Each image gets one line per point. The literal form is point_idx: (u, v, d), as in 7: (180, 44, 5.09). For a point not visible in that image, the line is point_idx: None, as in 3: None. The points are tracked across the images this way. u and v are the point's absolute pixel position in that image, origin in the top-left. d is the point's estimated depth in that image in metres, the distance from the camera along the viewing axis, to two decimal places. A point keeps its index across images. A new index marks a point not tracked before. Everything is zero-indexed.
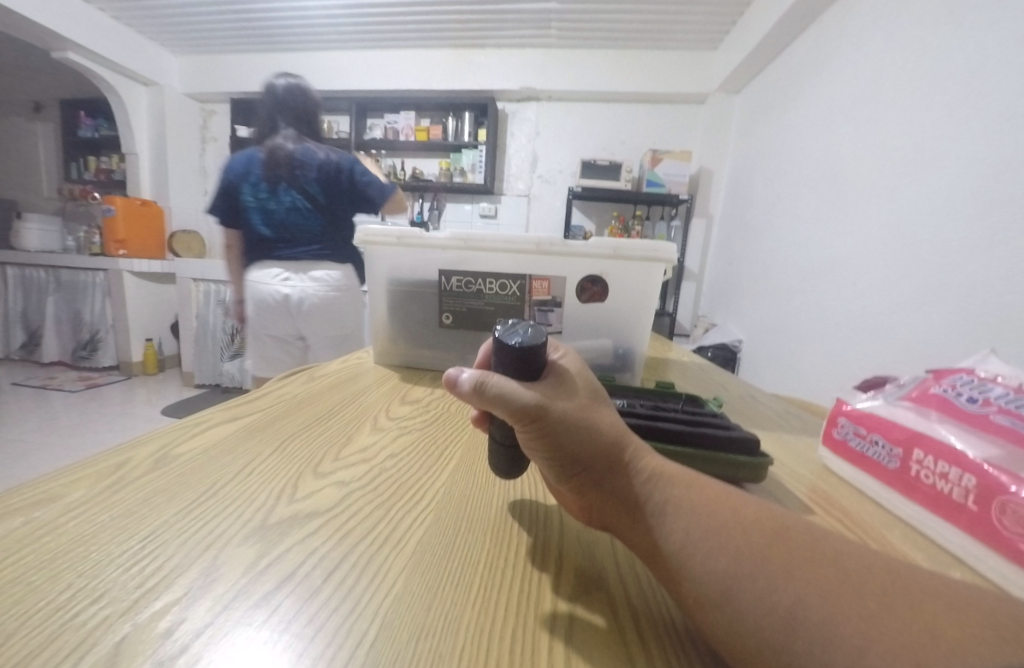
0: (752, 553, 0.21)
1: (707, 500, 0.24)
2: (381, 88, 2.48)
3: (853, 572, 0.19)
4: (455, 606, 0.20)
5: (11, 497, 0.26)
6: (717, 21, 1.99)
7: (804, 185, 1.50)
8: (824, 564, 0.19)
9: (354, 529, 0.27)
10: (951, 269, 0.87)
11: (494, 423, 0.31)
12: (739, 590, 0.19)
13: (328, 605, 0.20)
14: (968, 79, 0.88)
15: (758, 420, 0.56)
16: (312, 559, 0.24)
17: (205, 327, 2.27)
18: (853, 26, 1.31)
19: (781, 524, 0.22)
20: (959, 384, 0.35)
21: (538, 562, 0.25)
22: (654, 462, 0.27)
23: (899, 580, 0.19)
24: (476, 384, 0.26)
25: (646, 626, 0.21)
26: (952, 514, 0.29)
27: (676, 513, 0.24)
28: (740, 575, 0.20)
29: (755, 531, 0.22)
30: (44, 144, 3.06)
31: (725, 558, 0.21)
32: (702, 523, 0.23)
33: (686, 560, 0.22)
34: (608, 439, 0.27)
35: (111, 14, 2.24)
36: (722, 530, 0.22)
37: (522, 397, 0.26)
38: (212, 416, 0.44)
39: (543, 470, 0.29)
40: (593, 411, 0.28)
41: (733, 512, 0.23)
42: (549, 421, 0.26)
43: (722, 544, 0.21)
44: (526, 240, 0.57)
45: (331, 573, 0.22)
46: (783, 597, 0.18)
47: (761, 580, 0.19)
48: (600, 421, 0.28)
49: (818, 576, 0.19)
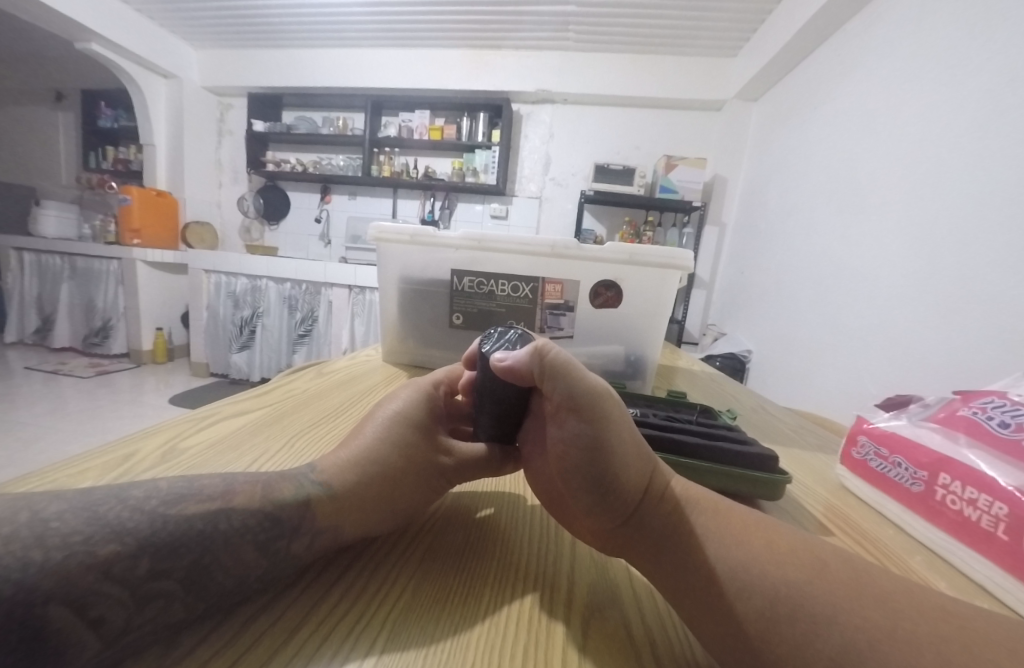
0: (789, 589, 0.21)
1: (736, 532, 0.25)
2: (397, 87, 2.51)
3: (897, 611, 0.19)
4: (466, 620, 0.20)
5: (22, 484, 0.27)
6: (738, 28, 1.97)
7: (821, 197, 1.48)
8: (864, 600, 0.19)
9: (352, 554, 0.25)
10: (973, 285, 0.86)
11: (489, 415, 0.33)
12: (774, 638, 0.19)
13: (338, 625, 0.19)
14: (1002, 91, 0.85)
15: (771, 432, 0.55)
16: (305, 583, 0.22)
17: (215, 318, 2.38)
18: (878, 36, 1.29)
19: (817, 558, 0.22)
20: (990, 407, 0.33)
21: (549, 580, 0.24)
22: (678, 487, 0.28)
23: (943, 619, 0.18)
24: (538, 347, 0.27)
25: (660, 647, 0.20)
26: (981, 543, 0.28)
27: (706, 543, 0.24)
28: (776, 617, 0.20)
29: (789, 564, 0.22)
30: (65, 132, 3.18)
31: (758, 603, 0.21)
32: (731, 560, 0.23)
33: (714, 589, 0.22)
34: (636, 455, 0.27)
35: (134, 6, 2.28)
36: (757, 569, 0.22)
37: (580, 381, 0.27)
38: (220, 409, 0.45)
39: (570, 486, 0.28)
40: (630, 426, 0.29)
41: (763, 544, 0.23)
42: (600, 413, 0.27)
43: (755, 585, 0.21)
44: (541, 242, 0.56)
45: (325, 595, 0.21)
46: (828, 645, 0.18)
47: (801, 626, 0.19)
48: (630, 435, 0.28)
49: (864, 621, 0.19)
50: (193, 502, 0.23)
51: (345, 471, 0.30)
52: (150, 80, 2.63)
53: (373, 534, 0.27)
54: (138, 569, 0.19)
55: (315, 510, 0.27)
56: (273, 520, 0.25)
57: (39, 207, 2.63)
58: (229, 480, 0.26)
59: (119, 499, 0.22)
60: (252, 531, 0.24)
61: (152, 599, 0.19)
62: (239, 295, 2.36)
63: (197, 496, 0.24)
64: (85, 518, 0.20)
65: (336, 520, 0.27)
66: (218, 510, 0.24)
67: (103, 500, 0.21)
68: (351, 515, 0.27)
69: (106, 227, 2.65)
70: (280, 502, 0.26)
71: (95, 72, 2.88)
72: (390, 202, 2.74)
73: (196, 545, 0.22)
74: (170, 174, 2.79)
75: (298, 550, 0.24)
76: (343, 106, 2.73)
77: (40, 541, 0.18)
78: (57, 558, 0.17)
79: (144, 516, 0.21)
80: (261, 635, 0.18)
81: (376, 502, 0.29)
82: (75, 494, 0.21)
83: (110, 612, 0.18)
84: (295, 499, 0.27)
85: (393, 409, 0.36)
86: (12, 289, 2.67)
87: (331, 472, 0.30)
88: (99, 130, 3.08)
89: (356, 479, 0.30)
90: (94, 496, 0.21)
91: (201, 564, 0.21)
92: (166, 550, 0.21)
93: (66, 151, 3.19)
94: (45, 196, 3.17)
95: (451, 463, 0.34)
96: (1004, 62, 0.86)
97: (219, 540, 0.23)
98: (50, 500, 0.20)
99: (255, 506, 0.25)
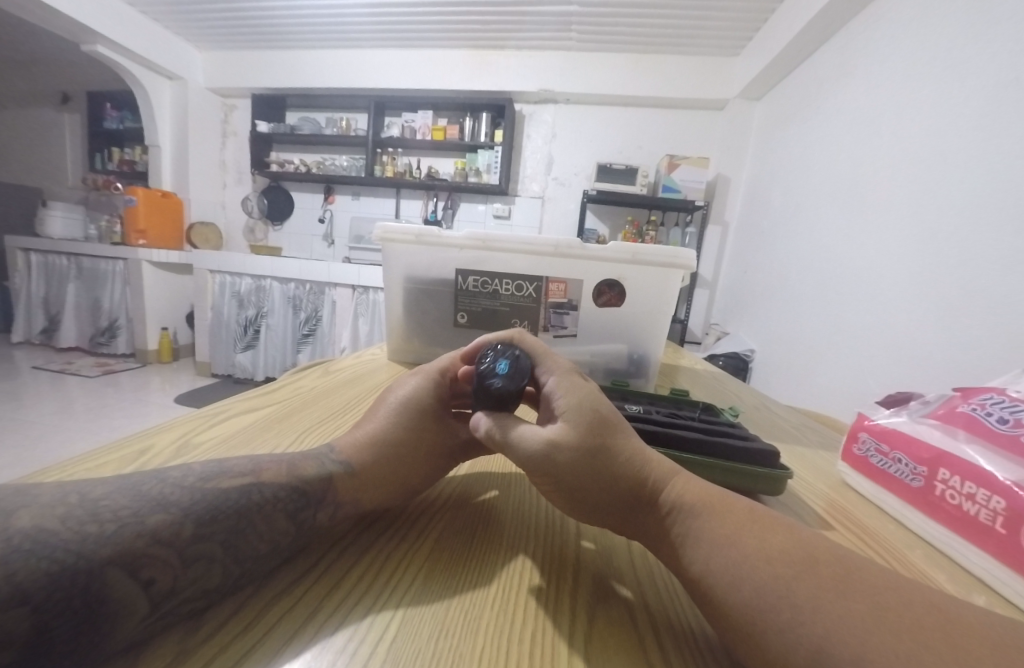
0: (769, 590, 0.20)
1: (735, 528, 0.24)
2: (400, 87, 2.52)
3: (897, 611, 0.18)
4: (476, 605, 0.20)
5: (48, 474, 0.28)
6: (740, 28, 1.97)
7: (824, 195, 1.47)
8: (863, 599, 0.19)
9: (365, 534, 0.26)
10: (974, 281, 0.86)
11: None
12: (771, 618, 0.19)
13: (344, 618, 0.19)
14: (1004, 88, 0.86)
15: (773, 430, 0.56)
16: (313, 564, 0.23)
17: (219, 317, 2.40)
18: (881, 32, 1.29)
19: (813, 554, 0.22)
20: (988, 403, 0.34)
21: (555, 571, 0.24)
22: (680, 490, 0.26)
23: (952, 627, 0.18)
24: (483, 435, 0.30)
25: (665, 634, 0.20)
26: (979, 537, 0.28)
27: (700, 540, 0.24)
28: (769, 606, 0.20)
29: (789, 560, 0.21)
30: (71, 134, 3.23)
31: (757, 585, 0.20)
32: (726, 554, 0.22)
33: (713, 585, 0.22)
34: (616, 490, 0.26)
35: (139, 8, 2.30)
36: (752, 561, 0.22)
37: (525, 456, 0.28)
38: (230, 407, 0.46)
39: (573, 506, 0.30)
40: (615, 452, 0.27)
41: (760, 542, 0.22)
42: (556, 476, 0.27)
43: (743, 576, 0.21)
44: (545, 242, 0.57)
45: (338, 576, 0.22)
46: (811, 635, 0.18)
47: (786, 613, 0.19)
48: (615, 457, 0.27)
49: (865, 619, 0.18)
50: (226, 477, 0.25)
51: (362, 450, 0.31)
52: (154, 81, 2.66)
53: (390, 507, 0.29)
54: (183, 533, 0.21)
55: (336, 484, 0.28)
56: (300, 492, 0.26)
57: (46, 209, 2.67)
58: (256, 460, 0.28)
59: (156, 478, 0.23)
60: (282, 501, 0.25)
61: (196, 561, 0.20)
62: (243, 295, 2.38)
63: (228, 473, 0.25)
64: (132, 496, 0.21)
65: (354, 496, 0.28)
66: (250, 483, 0.25)
67: (144, 480, 0.23)
68: (370, 491, 0.28)
69: (112, 229, 2.69)
70: (306, 477, 0.27)
71: (101, 74, 2.92)
72: (393, 202, 2.76)
73: (231, 517, 0.23)
74: (175, 175, 2.82)
75: (323, 520, 0.25)
76: (346, 107, 2.75)
77: (93, 516, 0.19)
78: (110, 529, 0.19)
79: (185, 491, 0.23)
80: (266, 613, 0.19)
81: (392, 479, 0.30)
82: (113, 479, 0.23)
83: (159, 574, 0.19)
84: (318, 475, 0.28)
85: (404, 396, 0.36)
86: (19, 289, 2.69)
87: (348, 452, 0.31)
88: (104, 132, 3.11)
89: (375, 459, 0.31)
90: (135, 478, 0.23)
91: (238, 530, 0.22)
92: (206, 517, 0.22)
93: (72, 151, 3.23)
94: (52, 197, 3.22)
95: (465, 438, 0.35)
96: (1006, 60, 0.86)
97: (253, 509, 0.24)
98: (91, 484, 0.21)
99: (283, 480, 0.26)
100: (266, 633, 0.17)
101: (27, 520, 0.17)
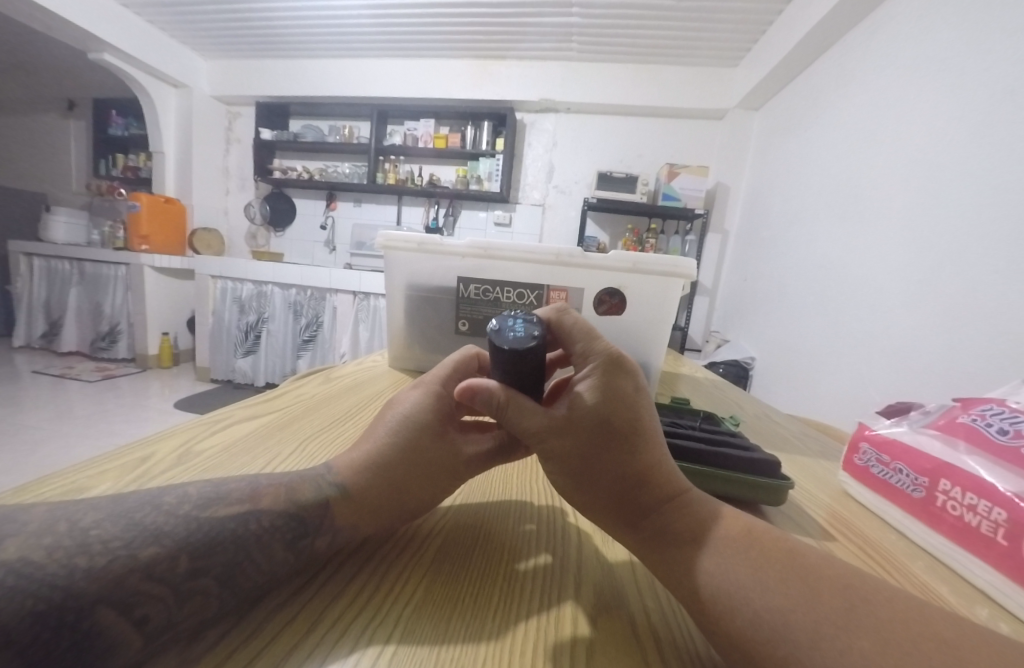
0: (775, 610, 0.20)
1: (734, 544, 0.24)
2: (403, 97, 2.56)
3: (891, 618, 0.19)
4: (476, 620, 0.20)
5: (45, 484, 0.28)
6: (739, 39, 2.00)
7: (823, 204, 1.49)
8: (859, 611, 0.19)
9: (365, 559, 0.26)
10: (972, 292, 0.87)
11: None
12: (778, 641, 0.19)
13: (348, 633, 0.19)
14: (1002, 100, 0.87)
15: (773, 439, 0.56)
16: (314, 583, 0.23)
17: (219, 323, 2.41)
18: (879, 45, 1.31)
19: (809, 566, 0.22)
20: (988, 414, 0.34)
21: (557, 588, 0.24)
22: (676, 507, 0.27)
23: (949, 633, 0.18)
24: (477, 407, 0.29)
25: (667, 649, 0.20)
26: (981, 549, 0.28)
27: (700, 554, 0.24)
28: (772, 635, 0.20)
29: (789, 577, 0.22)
30: (76, 140, 3.27)
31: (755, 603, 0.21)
32: (726, 568, 0.23)
33: (715, 601, 0.22)
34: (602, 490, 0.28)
35: (147, 17, 2.34)
36: (751, 579, 0.22)
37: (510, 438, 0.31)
38: (230, 414, 0.45)
39: None
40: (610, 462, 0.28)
41: (755, 558, 0.23)
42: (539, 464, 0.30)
43: (746, 592, 0.21)
44: (547, 250, 0.58)
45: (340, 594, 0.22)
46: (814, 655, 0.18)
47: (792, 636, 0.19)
48: (607, 467, 0.28)
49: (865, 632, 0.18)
50: (222, 505, 0.25)
51: (359, 471, 0.31)
52: (160, 89, 2.69)
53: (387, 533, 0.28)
54: (177, 569, 0.21)
55: (333, 509, 0.28)
56: (297, 519, 0.26)
57: (49, 214, 2.69)
58: (255, 483, 0.28)
59: (150, 506, 0.24)
60: (279, 530, 0.25)
61: (192, 596, 0.20)
62: (244, 300, 2.38)
63: (225, 499, 0.26)
64: (123, 525, 0.22)
65: (352, 521, 0.27)
66: (246, 512, 0.25)
67: (137, 507, 0.23)
68: (366, 515, 0.28)
69: (115, 234, 2.71)
70: (303, 502, 0.27)
71: (107, 82, 2.96)
72: (394, 209, 2.78)
73: (225, 548, 0.23)
74: (179, 181, 2.84)
75: (321, 546, 0.25)
76: (349, 115, 2.78)
77: (83, 549, 0.20)
78: (99, 565, 0.20)
79: (181, 520, 0.23)
80: (267, 629, 0.19)
81: (389, 502, 0.30)
82: (110, 503, 0.23)
83: (153, 611, 0.19)
84: (315, 500, 0.28)
85: (403, 412, 0.35)
86: (20, 294, 2.71)
87: (344, 473, 0.31)
88: (110, 139, 3.15)
89: (370, 481, 0.30)
90: (128, 504, 0.23)
91: (235, 562, 0.22)
92: (201, 550, 0.22)
93: (77, 157, 3.27)
94: (57, 202, 3.25)
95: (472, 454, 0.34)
96: (1003, 74, 0.87)
97: (250, 540, 0.24)
98: (86, 511, 0.22)
99: (281, 507, 0.27)
100: (267, 645, 0.18)
101: (13, 553, 0.18)
